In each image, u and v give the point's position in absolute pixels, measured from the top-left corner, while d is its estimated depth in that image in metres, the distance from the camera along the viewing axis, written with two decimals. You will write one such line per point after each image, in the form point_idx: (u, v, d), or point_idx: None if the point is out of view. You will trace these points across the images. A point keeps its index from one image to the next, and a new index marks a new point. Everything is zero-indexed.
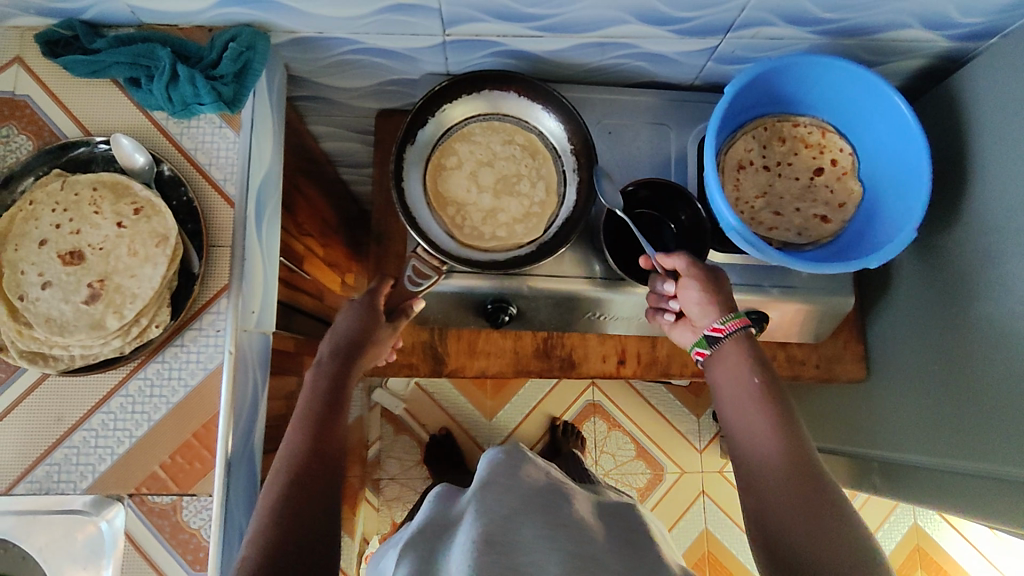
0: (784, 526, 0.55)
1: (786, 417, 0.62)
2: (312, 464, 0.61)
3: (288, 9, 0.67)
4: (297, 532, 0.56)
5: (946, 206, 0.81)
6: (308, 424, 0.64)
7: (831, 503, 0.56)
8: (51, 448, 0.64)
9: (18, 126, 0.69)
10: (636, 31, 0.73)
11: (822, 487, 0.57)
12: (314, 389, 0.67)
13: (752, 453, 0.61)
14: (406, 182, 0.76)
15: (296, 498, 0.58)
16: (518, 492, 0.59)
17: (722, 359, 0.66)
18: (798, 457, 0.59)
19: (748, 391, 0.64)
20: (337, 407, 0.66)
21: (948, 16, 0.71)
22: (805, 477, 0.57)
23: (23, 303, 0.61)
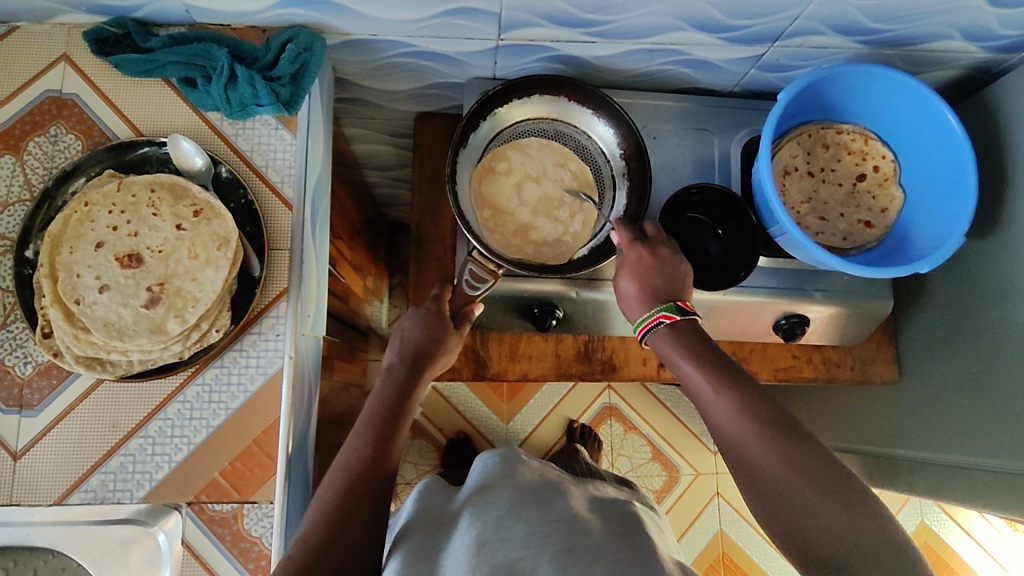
0: (827, 550, 0.53)
1: (782, 428, 0.57)
2: (369, 469, 0.61)
3: (348, 11, 0.66)
4: (353, 536, 0.57)
5: (981, 212, 0.83)
6: (369, 428, 0.65)
7: (858, 503, 0.53)
8: (106, 456, 0.62)
9: (66, 125, 0.66)
10: (688, 38, 0.74)
11: (799, 443, 0.56)
12: (381, 393, 0.69)
13: (724, 433, 0.59)
14: (460, 186, 0.76)
15: (353, 500, 0.59)
16: (534, 492, 0.64)
17: (669, 342, 0.65)
18: (813, 471, 0.54)
19: (736, 419, 0.58)
20: (400, 414, 0.68)
21: (989, 29, 0.73)
22: (829, 487, 0.54)
23: (80, 307, 0.60)
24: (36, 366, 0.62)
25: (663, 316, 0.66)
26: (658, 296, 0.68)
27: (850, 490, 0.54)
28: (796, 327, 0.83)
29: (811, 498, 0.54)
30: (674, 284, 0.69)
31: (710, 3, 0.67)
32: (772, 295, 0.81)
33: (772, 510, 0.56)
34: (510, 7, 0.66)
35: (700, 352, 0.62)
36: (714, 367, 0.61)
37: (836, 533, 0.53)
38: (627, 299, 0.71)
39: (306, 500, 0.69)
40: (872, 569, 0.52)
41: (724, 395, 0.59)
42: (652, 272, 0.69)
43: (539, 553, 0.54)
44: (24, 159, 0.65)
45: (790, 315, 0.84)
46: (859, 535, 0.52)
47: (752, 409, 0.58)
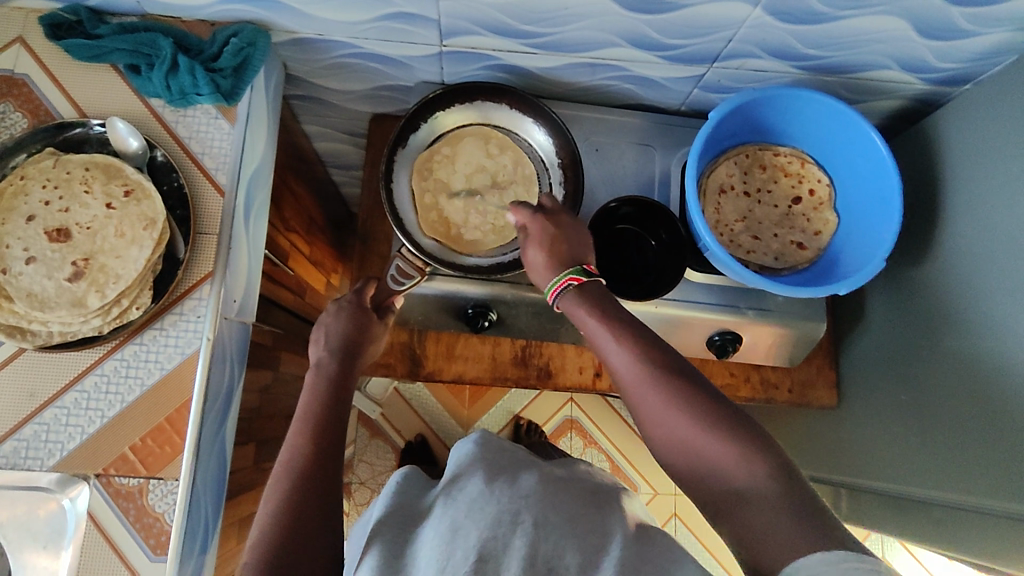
0: (714, 486, 0.53)
1: (674, 375, 0.57)
2: (310, 467, 0.59)
3: (290, 10, 0.69)
4: (306, 533, 0.55)
5: (920, 242, 0.83)
6: (306, 427, 0.62)
7: (742, 434, 0.53)
8: (21, 423, 0.64)
9: (14, 103, 0.69)
10: (627, 54, 0.76)
11: (697, 384, 0.57)
12: (312, 390, 0.67)
13: (631, 386, 0.58)
14: (395, 184, 0.79)
15: (299, 503, 0.56)
16: (508, 468, 0.62)
17: (580, 299, 0.63)
18: (702, 410, 0.55)
19: (632, 365, 0.58)
20: (339, 407, 0.66)
21: (926, 61, 0.74)
22: (716, 425, 0.54)
23: (5, 276, 0.62)
24: None
25: (572, 277, 0.65)
26: (564, 262, 0.66)
27: (740, 426, 0.53)
28: (729, 343, 0.84)
29: (696, 434, 0.54)
30: (580, 249, 0.68)
31: (643, 21, 0.69)
32: (705, 311, 0.82)
33: (669, 453, 0.56)
34: (448, 14, 0.69)
35: (601, 305, 0.62)
36: (616, 321, 0.61)
37: (722, 470, 0.52)
38: (535, 269, 0.68)
39: (220, 481, 0.70)
40: (754, 500, 0.50)
41: (622, 342, 0.59)
42: (559, 239, 0.68)
43: (508, 532, 0.53)
44: None
45: (724, 332, 0.84)
46: (741, 465, 0.51)
47: (646, 356, 0.58)
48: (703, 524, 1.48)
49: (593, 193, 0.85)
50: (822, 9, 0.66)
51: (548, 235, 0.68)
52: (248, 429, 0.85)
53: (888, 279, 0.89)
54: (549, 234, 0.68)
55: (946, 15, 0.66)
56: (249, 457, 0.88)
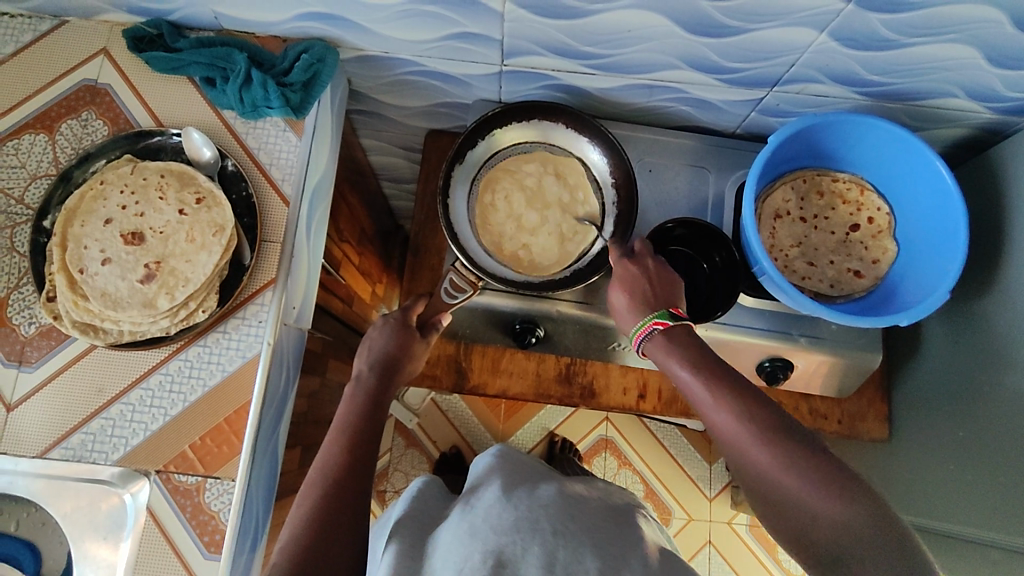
0: (820, 544, 0.52)
1: (772, 424, 0.57)
2: (350, 475, 0.60)
3: (358, 26, 0.71)
4: (336, 536, 0.55)
5: (983, 273, 0.80)
6: (341, 437, 0.63)
7: (847, 489, 0.52)
8: (88, 418, 0.67)
9: (96, 111, 0.73)
10: (685, 76, 0.76)
11: (794, 433, 0.56)
12: (351, 403, 0.68)
13: (726, 434, 0.58)
14: (452, 200, 0.80)
15: (336, 509, 0.57)
16: (526, 480, 0.61)
17: (669, 346, 0.64)
18: (802, 462, 0.54)
19: (729, 418, 0.58)
20: (376, 420, 0.67)
21: (994, 90, 0.72)
22: (824, 480, 0.53)
23: (82, 276, 0.65)
24: (39, 327, 0.67)
25: (656, 322, 0.66)
26: (648, 304, 0.67)
27: (845, 483, 0.52)
28: (779, 370, 0.83)
29: (801, 490, 0.53)
30: (664, 291, 0.68)
31: (705, 45, 0.69)
32: (756, 336, 0.81)
33: (767, 505, 0.56)
34: (511, 35, 0.70)
35: (691, 354, 0.62)
36: (706, 370, 0.61)
37: (823, 526, 0.52)
38: (621, 311, 0.70)
39: (271, 484, 0.72)
40: (862, 556, 0.49)
41: (716, 395, 0.59)
42: (641, 281, 0.69)
43: (528, 537, 0.51)
44: (56, 139, 0.72)
45: (774, 358, 0.83)
46: (852, 526, 0.50)
47: (745, 410, 0.58)
48: (739, 553, 1.45)
49: (645, 214, 0.85)
50: (889, 35, 0.65)
51: (635, 275, 0.69)
52: (295, 433, 0.87)
53: (949, 311, 0.86)
54: (637, 274, 0.69)
55: (1019, 43, 0.64)
56: (296, 461, 0.90)
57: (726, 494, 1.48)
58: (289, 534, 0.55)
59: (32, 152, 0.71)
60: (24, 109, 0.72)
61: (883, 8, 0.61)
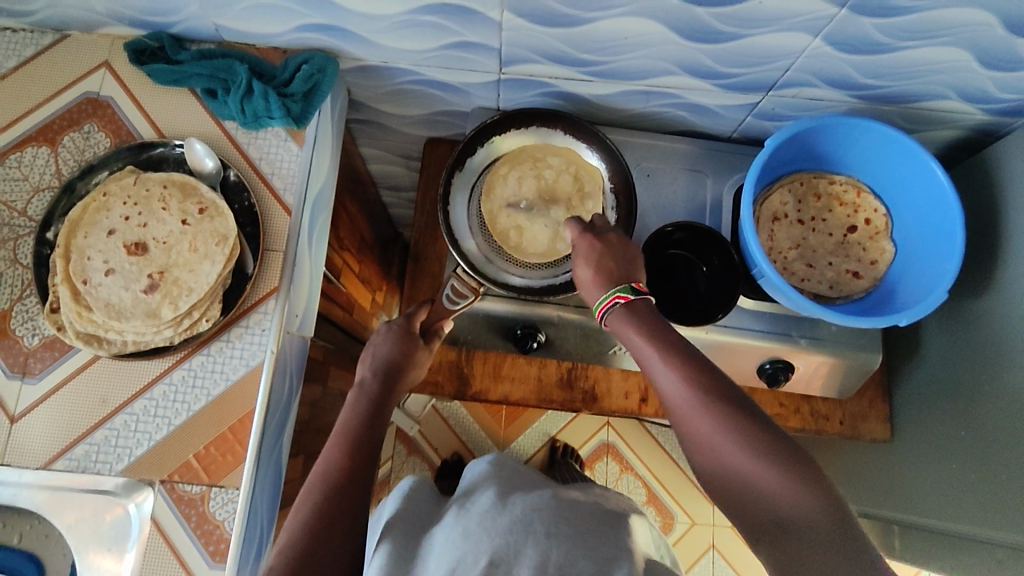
0: (760, 516, 0.53)
1: (724, 398, 0.57)
2: (350, 482, 0.60)
3: (357, 36, 0.72)
4: (335, 540, 0.55)
5: (981, 272, 0.81)
6: (342, 443, 0.64)
7: (791, 463, 0.53)
8: (92, 428, 0.67)
9: (98, 124, 0.73)
10: (682, 82, 0.77)
11: (745, 407, 0.57)
12: (353, 409, 0.68)
13: (677, 405, 0.59)
14: (452, 207, 0.80)
15: (334, 516, 0.57)
16: (521, 486, 0.62)
17: (627, 319, 0.64)
18: (750, 435, 0.55)
19: (682, 390, 0.58)
20: (375, 427, 0.67)
21: (987, 91, 0.73)
22: (771, 453, 0.54)
23: (86, 287, 0.65)
24: (43, 338, 0.68)
25: (618, 296, 0.65)
26: (611, 279, 0.66)
27: (789, 457, 0.53)
28: (780, 372, 0.83)
29: (746, 462, 0.54)
30: (624, 267, 0.68)
31: (701, 51, 0.70)
32: (756, 338, 0.81)
33: (714, 478, 0.57)
34: (510, 43, 0.71)
35: (651, 326, 0.63)
36: (662, 341, 0.61)
37: (766, 499, 0.53)
38: (585, 286, 0.69)
39: (275, 493, 0.72)
40: (801, 529, 0.50)
41: (671, 367, 0.60)
42: (607, 257, 0.68)
43: (522, 539, 0.52)
44: (58, 151, 0.72)
45: (775, 360, 0.83)
46: (793, 498, 0.51)
47: (699, 383, 0.58)
48: (743, 557, 1.45)
49: (644, 219, 0.85)
50: (883, 39, 0.66)
51: (598, 252, 0.68)
52: (298, 442, 0.88)
53: (948, 311, 0.87)
54: (600, 251, 0.68)
55: (1011, 46, 0.65)
56: (298, 470, 0.90)
57: None
58: (284, 538, 0.55)
59: (34, 165, 0.72)
60: (26, 122, 0.73)
61: (876, 13, 0.62)
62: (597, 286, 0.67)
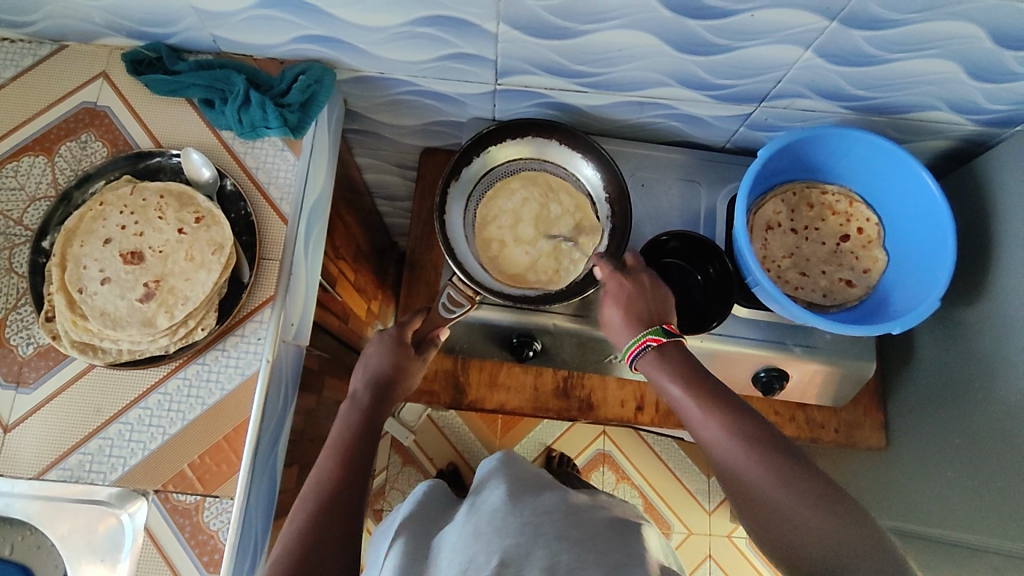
0: (813, 563, 0.52)
1: (766, 441, 0.57)
2: (345, 493, 0.60)
3: (354, 48, 0.72)
4: (327, 551, 0.55)
5: (972, 280, 0.82)
6: (336, 454, 0.63)
7: (841, 506, 0.53)
8: (86, 438, 0.66)
9: (95, 133, 0.73)
10: (675, 93, 0.78)
11: (788, 451, 0.57)
12: (346, 420, 0.68)
13: (718, 451, 0.59)
14: (448, 217, 0.80)
15: (329, 527, 0.57)
16: (531, 486, 0.61)
17: (662, 363, 0.65)
18: (797, 479, 0.55)
19: (724, 435, 0.59)
20: (369, 437, 0.66)
21: (976, 102, 0.74)
22: (818, 497, 0.53)
23: (81, 296, 0.65)
24: (37, 347, 0.68)
25: (651, 338, 0.66)
26: (642, 322, 0.67)
27: (838, 500, 0.53)
28: (775, 380, 0.83)
29: (793, 505, 0.53)
30: (656, 308, 0.69)
31: (693, 63, 0.71)
32: (750, 346, 0.82)
33: (760, 524, 0.56)
34: (505, 55, 0.72)
35: (687, 374, 0.63)
36: (700, 387, 0.62)
37: (820, 545, 0.52)
38: (614, 328, 0.70)
39: (270, 502, 0.71)
40: (855, 571, 0.50)
41: (711, 413, 0.60)
42: (636, 299, 0.69)
43: (532, 541, 0.52)
44: (55, 161, 0.72)
45: (769, 368, 0.83)
46: (846, 540, 0.51)
47: (741, 429, 0.58)
48: (740, 567, 1.44)
49: (638, 228, 0.86)
50: (873, 51, 0.67)
51: (630, 293, 0.69)
52: (293, 451, 0.87)
53: (940, 319, 0.88)
54: (632, 293, 0.69)
55: (998, 59, 0.66)
56: (293, 480, 0.89)
57: (725, 507, 1.48)
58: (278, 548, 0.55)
59: (30, 174, 0.72)
60: (23, 132, 0.73)
61: (866, 26, 0.63)
62: (630, 327, 0.68)
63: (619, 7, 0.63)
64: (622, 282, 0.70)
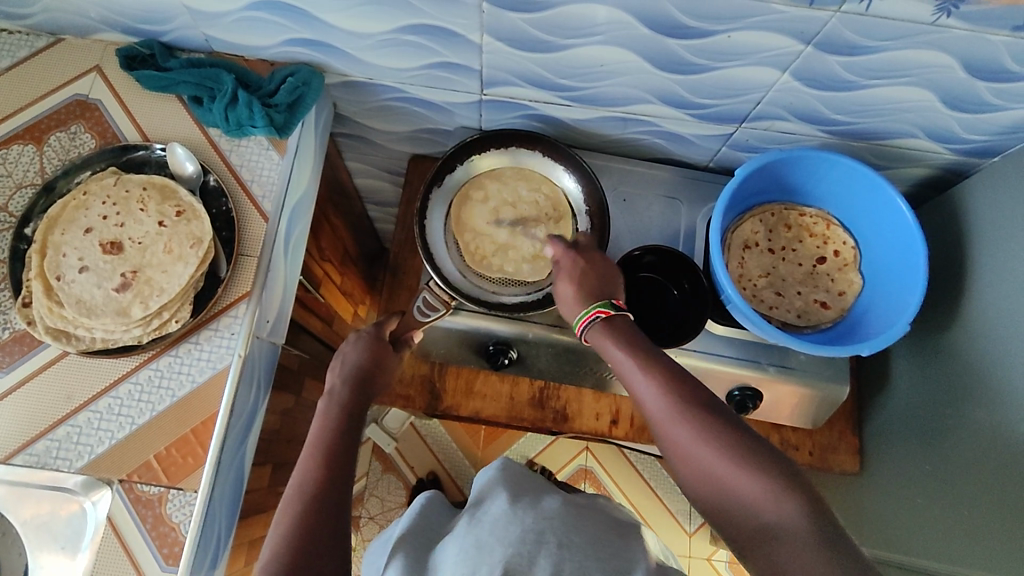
0: (745, 523, 0.53)
1: (701, 405, 0.58)
2: (324, 491, 0.59)
3: (342, 52, 0.74)
4: (315, 555, 0.55)
5: (948, 308, 0.82)
6: (317, 453, 0.63)
7: (769, 467, 0.54)
8: (55, 424, 0.67)
9: (85, 125, 0.75)
10: (657, 111, 0.79)
11: (721, 414, 0.58)
12: (325, 417, 0.67)
13: (657, 417, 0.60)
14: (429, 221, 0.82)
15: (312, 526, 0.57)
16: (529, 493, 0.63)
17: (606, 335, 0.66)
18: (729, 442, 0.56)
19: (661, 400, 0.60)
20: (349, 432, 0.66)
21: (953, 132, 0.75)
22: (751, 460, 0.54)
23: (59, 283, 0.66)
24: (12, 332, 0.68)
25: (600, 311, 0.66)
26: (592, 296, 0.68)
27: (766, 463, 0.54)
28: (748, 400, 0.84)
29: (725, 468, 0.55)
30: (607, 286, 0.70)
31: (675, 81, 0.72)
32: (724, 364, 0.82)
33: (697, 488, 0.57)
34: (490, 66, 0.73)
35: (627, 342, 0.64)
36: (640, 353, 0.63)
37: (749, 505, 0.53)
38: (564, 300, 0.71)
39: (236, 499, 0.71)
40: (781, 532, 0.50)
41: (649, 378, 0.61)
42: (587, 274, 0.70)
43: (534, 550, 0.52)
44: (44, 150, 0.74)
45: (744, 387, 0.83)
46: (773, 502, 0.52)
47: (676, 396, 0.59)
48: None
49: (618, 241, 0.87)
50: (850, 77, 0.68)
51: (582, 270, 0.71)
52: (266, 450, 0.87)
53: (915, 345, 0.88)
54: (583, 270, 0.71)
55: (973, 90, 0.67)
56: (265, 479, 0.89)
57: (705, 529, 1.47)
58: (268, 548, 0.55)
59: (19, 162, 0.73)
60: (15, 121, 0.74)
61: (842, 52, 0.64)
62: (579, 302, 0.69)
63: (602, 23, 0.64)
64: (574, 261, 0.71)
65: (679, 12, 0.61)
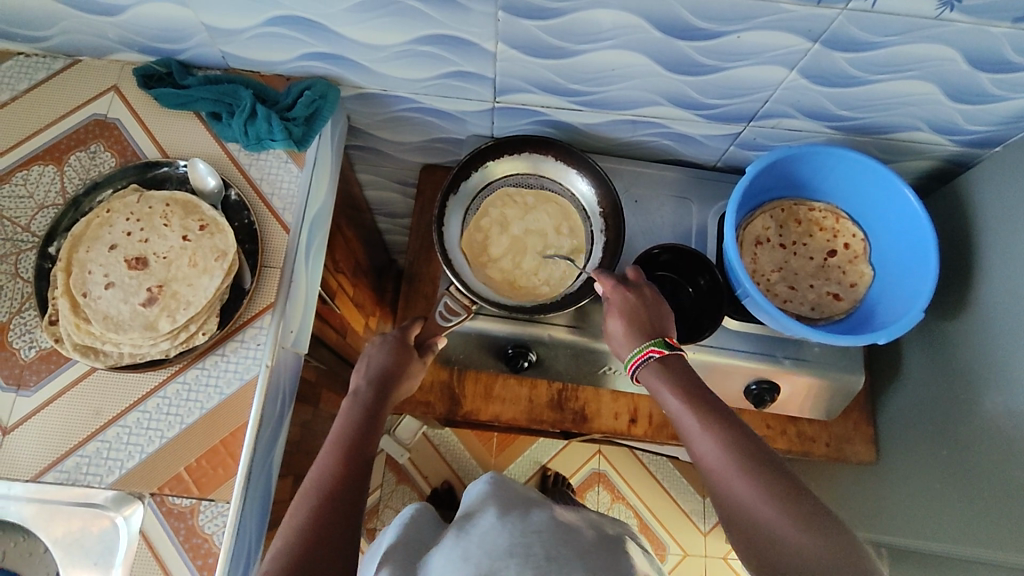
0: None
1: (756, 456, 0.58)
2: (341, 487, 0.60)
3: (357, 65, 0.75)
4: (325, 549, 0.55)
5: (957, 295, 0.84)
6: (336, 450, 0.63)
7: (826, 524, 0.53)
8: (84, 440, 0.67)
9: (104, 144, 0.76)
10: (666, 112, 0.81)
11: (777, 468, 0.58)
12: (347, 417, 0.67)
13: (711, 462, 0.60)
14: (447, 227, 0.83)
15: (327, 520, 0.57)
16: (520, 503, 0.62)
17: (661, 374, 0.67)
18: (785, 495, 0.55)
19: (716, 447, 0.60)
20: (369, 433, 0.66)
21: (957, 123, 0.77)
22: (807, 514, 0.54)
23: (86, 300, 0.66)
24: (38, 351, 0.69)
25: (652, 349, 0.68)
26: (645, 333, 0.69)
27: (824, 517, 0.54)
28: (766, 394, 0.84)
29: (780, 521, 0.54)
30: (655, 320, 0.71)
31: (685, 83, 0.74)
32: (741, 359, 0.83)
33: (749, 540, 0.56)
34: (503, 73, 0.74)
35: (687, 387, 0.65)
36: (697, 398, 0.64)
37: (806, 559, 0.52)
38: (618, 340, 0.71)
39: (266, 513, 0.71)
40: None
41: (705, 424, 0.62)
42: (640, 311, 0.71)
43: (516, 562, 0.52)
44: (64, 170, 0.74)
45: (760, 381, 0.84)
46: (832, 557, 0.51)
47: (733, 441, 0.60)
48: None
49: (632, 242, 0.88)
50: (855, 73, 0.70)
51: (631, 305, 0.71)
52: (288, 462, 0.88)
53: (926, 335, 0.89)
54: (633, 304, 0.71)
55: (975, 81, 0.69)
56: (288, 491, 0.89)
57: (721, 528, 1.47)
58: (278, 539, 0.55)
59: (40, 183, 0.74)
60: (34, 142, 0.75)
61: (847, 48, 0.66)
62: (631, 340, 0.70)
63: (611, 28, 0.66)
64: (625, 295, 0.72)
65: (688, 15, 0.63)
